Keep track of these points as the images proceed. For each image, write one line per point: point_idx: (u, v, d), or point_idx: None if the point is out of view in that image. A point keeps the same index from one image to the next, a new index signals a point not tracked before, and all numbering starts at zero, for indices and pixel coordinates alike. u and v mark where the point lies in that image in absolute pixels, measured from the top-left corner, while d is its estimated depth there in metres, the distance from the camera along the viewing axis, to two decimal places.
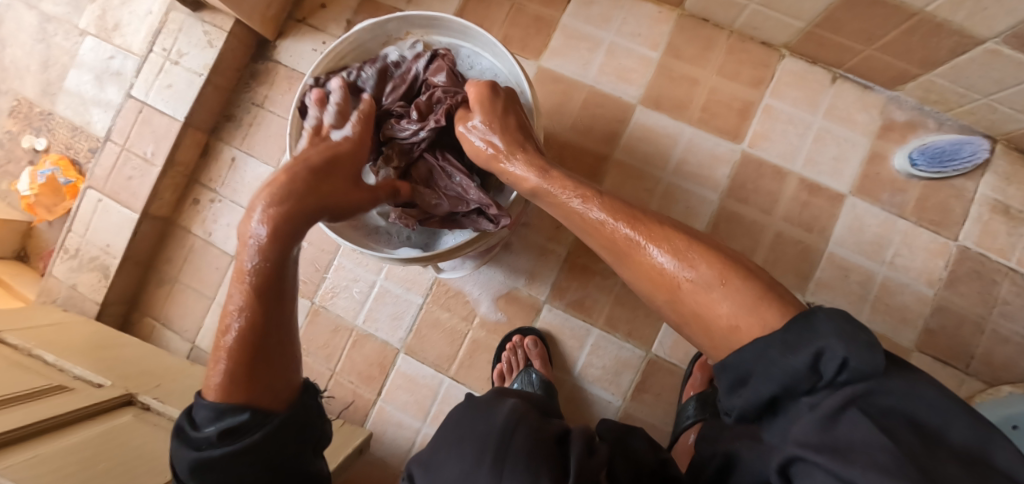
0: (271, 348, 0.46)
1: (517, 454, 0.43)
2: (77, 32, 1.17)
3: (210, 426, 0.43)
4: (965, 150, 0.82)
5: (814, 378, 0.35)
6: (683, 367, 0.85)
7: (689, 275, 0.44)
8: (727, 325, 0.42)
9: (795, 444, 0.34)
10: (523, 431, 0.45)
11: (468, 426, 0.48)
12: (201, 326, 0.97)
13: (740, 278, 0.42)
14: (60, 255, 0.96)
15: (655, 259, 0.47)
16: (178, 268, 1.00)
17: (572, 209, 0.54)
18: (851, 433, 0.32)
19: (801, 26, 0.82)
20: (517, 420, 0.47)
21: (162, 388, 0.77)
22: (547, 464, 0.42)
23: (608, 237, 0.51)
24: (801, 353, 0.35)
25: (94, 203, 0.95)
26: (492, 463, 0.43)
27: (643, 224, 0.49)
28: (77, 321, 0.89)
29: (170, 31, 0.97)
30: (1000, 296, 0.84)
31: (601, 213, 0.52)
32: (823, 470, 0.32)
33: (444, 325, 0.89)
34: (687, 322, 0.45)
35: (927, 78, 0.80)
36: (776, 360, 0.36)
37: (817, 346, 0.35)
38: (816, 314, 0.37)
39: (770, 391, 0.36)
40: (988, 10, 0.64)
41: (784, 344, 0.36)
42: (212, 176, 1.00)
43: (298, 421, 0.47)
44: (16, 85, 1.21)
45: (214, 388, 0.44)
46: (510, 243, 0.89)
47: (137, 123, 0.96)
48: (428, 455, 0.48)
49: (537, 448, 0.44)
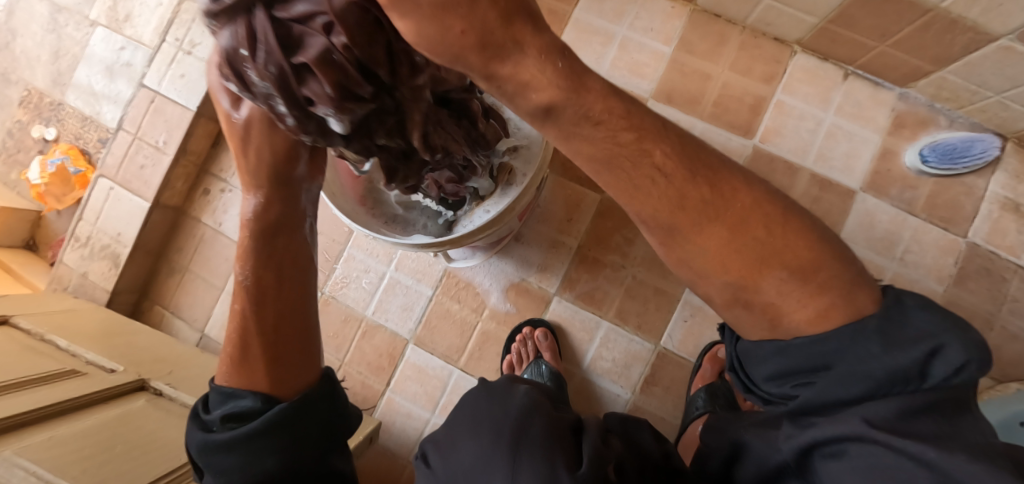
0: (276, 338, 0.45)
1: (533, 439, 0.43)
2: (88, 22, 1.17)
3: (218, 409, 0.45)
4: (976, 146, 0.84)
5: (917, 379, 0.32)
6: (692, 360, 0.85)
7: (772, 253, 0.32)
8: (812, 315, 0.33)
9: (867, 424, 0.32)
10: (538, 418, 0.45)
11: (481, 410, 0.48)
12: (211, 315, 0.98)
13: (824, 263, 0.33)
14: (71, 243, 0.96)
15: (731, 232, 0.32)
16: (189, 257, 1.00)
17: (623, 155, 0.30)
18: (928, 426, 0.31)
19: (814, 22, 0.82)
20: (532, 405, 0.47)
21: (174, 375, 0.77)
22: (562, 449, 0.42)
23: (679, 201, 0.31)
24: (912, 351, 0.31)
25: (105, 192, 0.96)
26: (508, 447, 0.42)
27: (722, 182, 0.33)
28: (88, 308, 0.89)
29: (184, 21, 0.97)
30: (1010, 294, 0.84)
31: (669, 165, 0.31)
32: (891, 453, 0.31)
33: (454, 316, 0.90)
34: (758, 314, 0.35)
35: (940, 74, 0.80)
36: (875, 354, 0.32)
37: (935, 343, 0.31)
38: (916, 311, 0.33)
39: (853, 383, 0.32)
40: (1003, 6, 0.64)
41: (884, 337, 0.32)
42: (223, 165, 1.01)
43: (303, 411, 0.45)
44: (27, 75, 1.21)
45: (224, 372, 0.46)
46: (521, 235, 0.89)
47: (150, 112, 0.96)
48: (436, 441, 0.49)
49: (553, 434, 0.44)
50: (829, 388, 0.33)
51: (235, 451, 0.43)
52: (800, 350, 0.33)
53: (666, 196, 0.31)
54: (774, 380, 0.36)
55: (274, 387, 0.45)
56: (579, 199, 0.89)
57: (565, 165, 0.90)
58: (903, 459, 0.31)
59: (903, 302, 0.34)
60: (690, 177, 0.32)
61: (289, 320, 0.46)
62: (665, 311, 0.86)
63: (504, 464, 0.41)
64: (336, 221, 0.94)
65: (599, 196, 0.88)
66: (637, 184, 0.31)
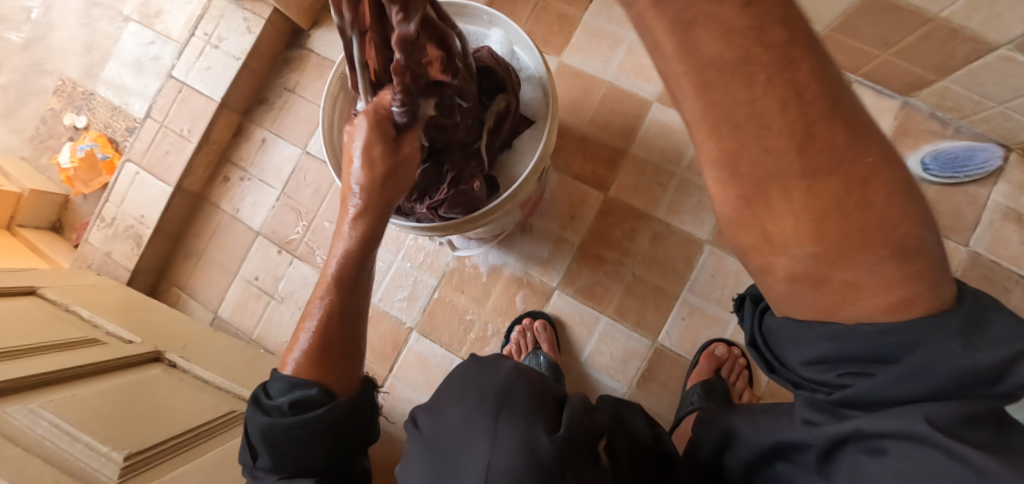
0: (342, 339, 0.49)
1: (515, 406, 0.46)
2: (121, 18, 1.24)
3: (282, 396, 0.47)
4: (978, 156, 0.85)
5: (988, 383, 0.30)
6: (689, 358, 0.86)
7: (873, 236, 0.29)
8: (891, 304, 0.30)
9: (926, 422, 0.30)
10: (523, 385, 0.48)
11: (470, 380, 0.50)
12: (224, 298, 1.01)
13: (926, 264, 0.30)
14: (96, 224, 1.01)
15: (836, 197, 0.29)
16: (206, 242, 1.04)
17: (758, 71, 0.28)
18: (987, 435, 0.30)
19: (817, 30, 0.84)
20: (518, 376, 0.49)
21: (189, 349, 0.81)
22: (542, 415, 0.45)
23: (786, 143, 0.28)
24: (985, 352, 0.30)
25: (131, 176, 1.01)
26: (492, 409, 0.46)
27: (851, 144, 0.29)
28: (110, 284, 0.93)
29: (212, 17, 1.02)
30: (1012, 303, 0.84)
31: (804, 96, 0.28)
32: (944, 456, 0.29)
33: (457, 307, 0.92)
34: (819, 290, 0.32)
35: (942, 84, 0.82)
36: (956, 353, 0.30)
37: (1010, 351, 0.30)
38: (995, 313, 0.31)
39: (914, 382, 0.31)
40: (1002, 17, 0.66)
41: (965, 337, 0.30)
42: (243, 155, 1.05)
43: (360, 406, 0.50)
44: (62, 66, 1.28)
45: (294, 362, 0.48)
46: (526, 228, 0.92)
47: (176, 102, 1.01)
48: (426, 407, 0.50)
49: (535, 400, 0.47)
50: (881, 386, 0.32)
51: (298, 438, 0.46)
52: (863, 338, 0.31)
53: (784, 135, 0.28)
54: (815, 365, 0.34)
55: (335, 382, 0.48)
56: (582, 197, 0.91)
57: (570, 164, 0.93)
58: (962, 469, 0.29)
59: (983, 307, 0.32)
60: (828, 127, 0.29)
61: (343, 331, 0.49)
62: (663, 308, 0.87)
63: (487, 424, 0.45)
64: None
65: (602, 196, 0.91)
66: (757, 115, 0.28)
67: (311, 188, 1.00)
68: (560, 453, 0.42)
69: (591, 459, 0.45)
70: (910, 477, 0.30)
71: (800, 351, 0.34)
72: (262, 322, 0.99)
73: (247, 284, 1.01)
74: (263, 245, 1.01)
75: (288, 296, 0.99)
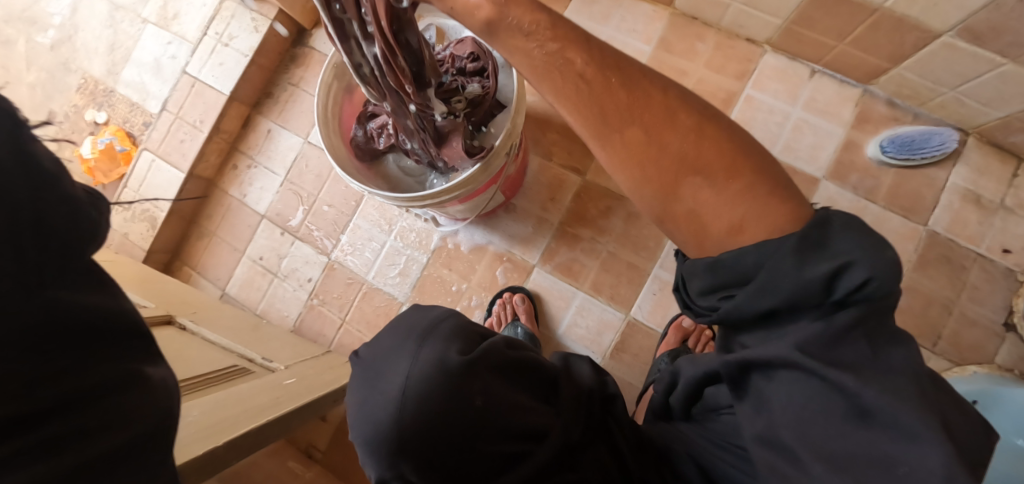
0: None
1: (437, 333, 0.53)
2: (141, 20, 1.33)
3: None
4: (934, 140, 0.89)
5: (825, 295, 0.31)
6: (660, 330, 0.92)
7: (692, 167, 0.35)
8: (726, 225, 0.34)
9: (794, 349, 0.32)
10: (450, 320, 0.55)
11: (413, 320, 0.56)
12: (232, 276, 1.09)
13: (750, 173, 0.34)
14: (116, 207, 1.10)
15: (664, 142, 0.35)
16: (215, 224, 1.12)
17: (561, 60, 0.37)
18: (853, 353, 0.31)
19: (779, 23, 0.90)
20: (447, 315, 0.56)
21: (198, 315, 0.89)
22: (458, 342, 0.52)
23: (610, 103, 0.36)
24: (820, 264, 0.31)
25: (148, 163, 1.10)
26: (416, 338, 0.53)
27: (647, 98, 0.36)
28: (128, 260, 1.02)
29: (223, 17, 1.11)
30: (970, 281, 0.89)
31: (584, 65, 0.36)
32: (820, 379, 0.31)
33: (444, 282, 0.99)
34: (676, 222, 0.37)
35: (898, 72, 0.87)
36: (789, 270, 0.31)
37: (840, 259, 0.30)
38: (839, 232, 0.32)
39: (766, 298, 0.32)
40: (939, 6, 0.71)
41: (799, 253, 0.31)
42: (250, 144, 1.13)
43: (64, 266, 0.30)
44: (85, 65, 1.37)
45: None
46: (509, 208, 0.99)
47: (190, 95, 1.10)
48: (373, 343, 0.57)
49: (457, 331, 0.54)
50: (746, 304, 0.33)
51: None
52: (731, 266, 0.34)
53: (593, 101, 0.36)
54: (716, 292, 0.35)
55: None
56: (562, 180, 0.98)
57: (551, 150, 0.99)
58: (822, 386, 0.31)
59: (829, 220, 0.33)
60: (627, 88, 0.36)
61: None
62: (636, 283, 0.93)
63: (410, 350, 0.52)
64: (345, 196, 1.06)
65: (580, 179, 0.97)
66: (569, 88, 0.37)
67: (312, 174, 1.08)
68: (468, 366, 0.49)
69: (533, 390, 0.53)
70: (802, 404, 0.32)
71: (702, 279, 0.36)
72: (266, 297, 1.06)
73: (252, 263, 1.09)
74: (268, 227, 1.09)
75: (290, 273, 1.06)
